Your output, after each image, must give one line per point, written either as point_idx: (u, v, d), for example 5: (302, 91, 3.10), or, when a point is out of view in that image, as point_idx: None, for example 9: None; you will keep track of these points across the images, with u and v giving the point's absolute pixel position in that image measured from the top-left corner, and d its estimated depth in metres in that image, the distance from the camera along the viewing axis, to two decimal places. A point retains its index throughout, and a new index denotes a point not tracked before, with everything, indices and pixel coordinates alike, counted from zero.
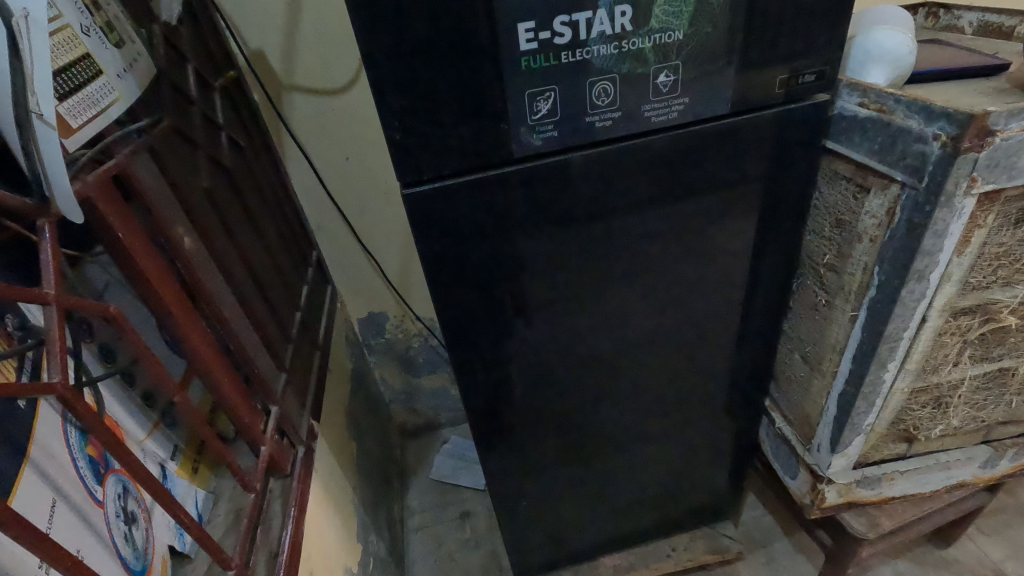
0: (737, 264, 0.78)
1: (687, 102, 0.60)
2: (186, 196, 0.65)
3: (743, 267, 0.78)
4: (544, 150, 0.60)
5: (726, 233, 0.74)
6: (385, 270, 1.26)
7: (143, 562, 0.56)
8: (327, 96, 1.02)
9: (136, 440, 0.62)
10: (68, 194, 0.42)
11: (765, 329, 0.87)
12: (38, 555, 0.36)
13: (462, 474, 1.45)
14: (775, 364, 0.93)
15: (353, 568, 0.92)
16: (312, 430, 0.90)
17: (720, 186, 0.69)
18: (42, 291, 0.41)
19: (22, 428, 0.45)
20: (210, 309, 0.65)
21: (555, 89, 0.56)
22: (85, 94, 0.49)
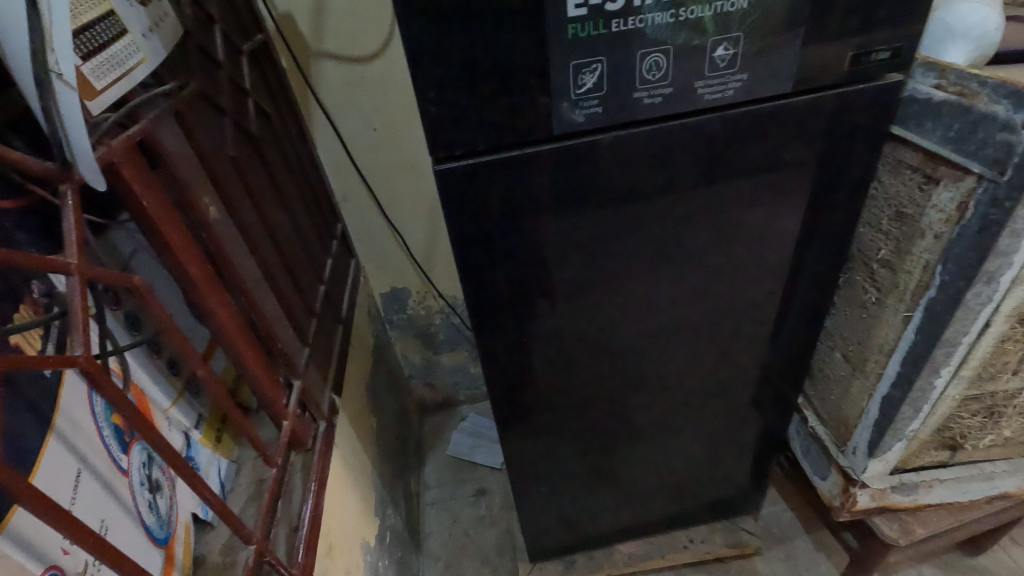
0: (780, 255, 0.74)
1: (746, 78, 0.55)
2: (213, 165, 0.63)
3: (786, 260, 0.74)
4: (586, 127, 0.57)
5: (771, 223, 0.70)
6: (409, 245, 1.24)
7: (166, 530, 0.56)
8: (356, 63, 0.98)
9: (161, 409, 0.62)
10: (90, 160, 0.40)
11: (804, 324, 0.83)
12: (69, 536, 0.35)
13: (479, 452, 1.45)
14: (810, 361, 0.90)
15: (370, 541, 0.94)
16: (333, 405, 0.89)
17: (772, 171, 0.64)
18: (65, 261, 0.39)
19: (47, 394, 0.45)
20: (235, 281, 0.64)
21: (602, 61, 0.52)
22: (110, 53, 0.47)
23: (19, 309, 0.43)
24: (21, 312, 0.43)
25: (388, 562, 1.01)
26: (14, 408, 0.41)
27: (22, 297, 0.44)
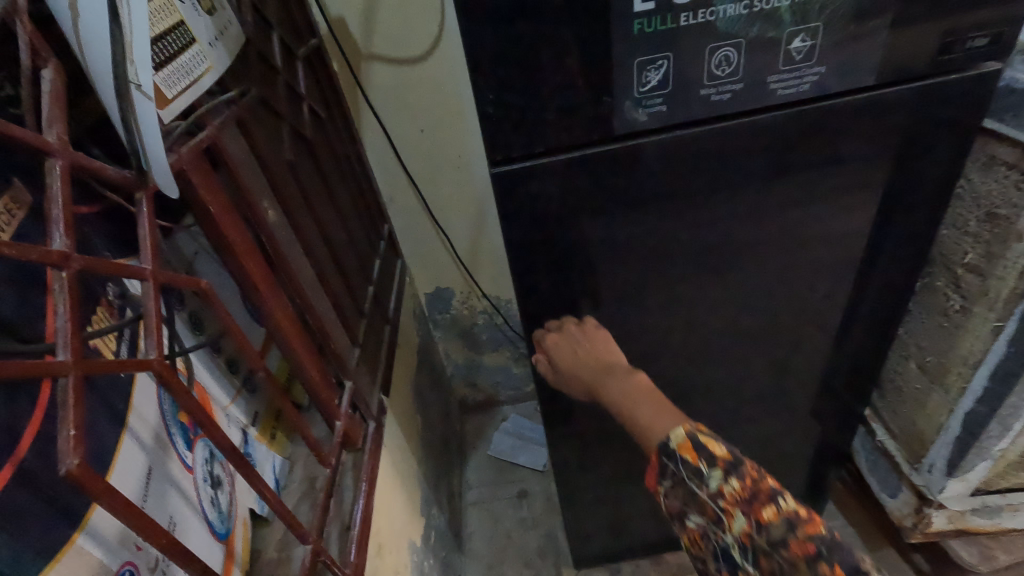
0: (849, 257, 0.70)
1: (823, 72, 0.52)
2: (271, 169, 0.64)
3: (855, 263, 0.70)
4: (648, 127, 0.55)
5: (841, 224, 0.66)
6: (454, 245, 1.24)
7: (227, 525, 0.58)
8: (405, 66, 0.99)
9: (221, 407, 0.64)
10: (164, 169, 0.41)
11: (873, 331, 0.78)
12: (151, 540, 0.36)
13: (520, 452, 1.45)
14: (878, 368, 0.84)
15: (416, 540, 0.94)
16: (381, 405, 0.90)
17: (846, 167, 0.61)
18: (141, 267, 0.40)
19: (120, 393, 0.46)
20: (292, 283, 0.65)
21: (669, 57, 0.50)
22: (179, 63, 0.47)
23: (97, 310, 0.45)
24: (99, 313, 0.45)
25: (433, 560, 1.02)
26: (92, 407, 0.43)
27: (98, 299, 0.46)
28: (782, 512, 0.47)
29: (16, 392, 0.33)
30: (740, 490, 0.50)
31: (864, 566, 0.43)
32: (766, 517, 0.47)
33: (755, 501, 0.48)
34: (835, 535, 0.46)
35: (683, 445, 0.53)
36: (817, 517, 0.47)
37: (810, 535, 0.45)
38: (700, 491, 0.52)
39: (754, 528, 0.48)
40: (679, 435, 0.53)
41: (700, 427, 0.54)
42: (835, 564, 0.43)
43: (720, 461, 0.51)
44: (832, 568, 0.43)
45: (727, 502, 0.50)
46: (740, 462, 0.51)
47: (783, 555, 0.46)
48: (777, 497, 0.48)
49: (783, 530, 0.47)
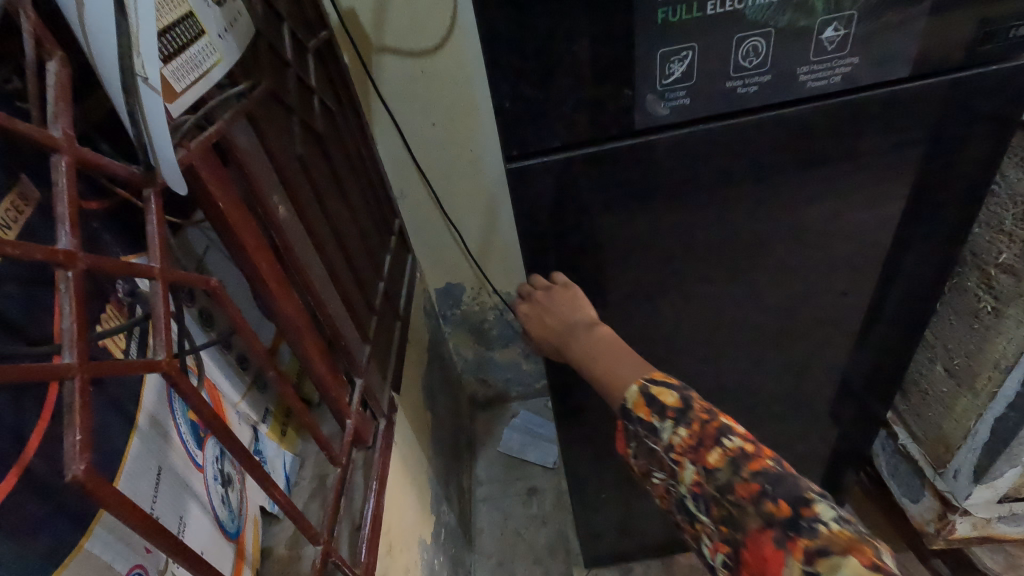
0: (874, 256, 0.67)
1: (855, 62, 0.51)
2: (282, 163, 0.63)
3: (880, 261, 0.68)
4: (670, 120, 0.53)
5: (867, 222, 0.64)
6: (465, 240, 1.23)
7: (237, 524, 0.57)
8: (416, 58, 0.97)
9: (232, 403, 0.63)
10: (171, 166, 0.40)
11: (896, 330, 0.76)
12: (159, 545, 0.36)
13: (530, 449, 1.44)
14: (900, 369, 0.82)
15: (427, 538, 0.94)
16: (391, 401, 0.89)
17: (873, 163, 0.59)
18: (149, 266, 0.40)
19: (130, 393, 0.46)
20: (302, 280, 0.64)
21: (694, 48, 0.48)
22: (188, 56, 0.46)
23: (106, 309, 0.44)
24: (108, 312, 0.44)
25: (442, 558, 1.01)
26: (101, 407, 0.42)
27: (107, 297, 0.45)
28: (728, 455, 0.46)
29: (21, 395, 0.32)
30: (687, 438, 0.48)
31: (809, 496, 0.42)
32: (713, 462, 0.46)
33: (701, 447, 0.47)
34: (782, 468, 0.45)
35: (637, 404, 0.51)
36: (767, 451, 0.46)
37: (756, 474, 0.44)
38: (656, 445, 0.51)
39: (705, 475, 0.47)
40: (634, 393, 0.52)
41: (651, 377, 0.52)
42: (780, 500, 0.43)
43: (670, 411, 0.50)
44: (777, 506, 0.43)
45: (678, 452, 0.49)
46: (689, 406, 0.49)
47: (731, 498, 0.45)
48: (723, 439, 0.47)
49: (730, 474, 0.46)
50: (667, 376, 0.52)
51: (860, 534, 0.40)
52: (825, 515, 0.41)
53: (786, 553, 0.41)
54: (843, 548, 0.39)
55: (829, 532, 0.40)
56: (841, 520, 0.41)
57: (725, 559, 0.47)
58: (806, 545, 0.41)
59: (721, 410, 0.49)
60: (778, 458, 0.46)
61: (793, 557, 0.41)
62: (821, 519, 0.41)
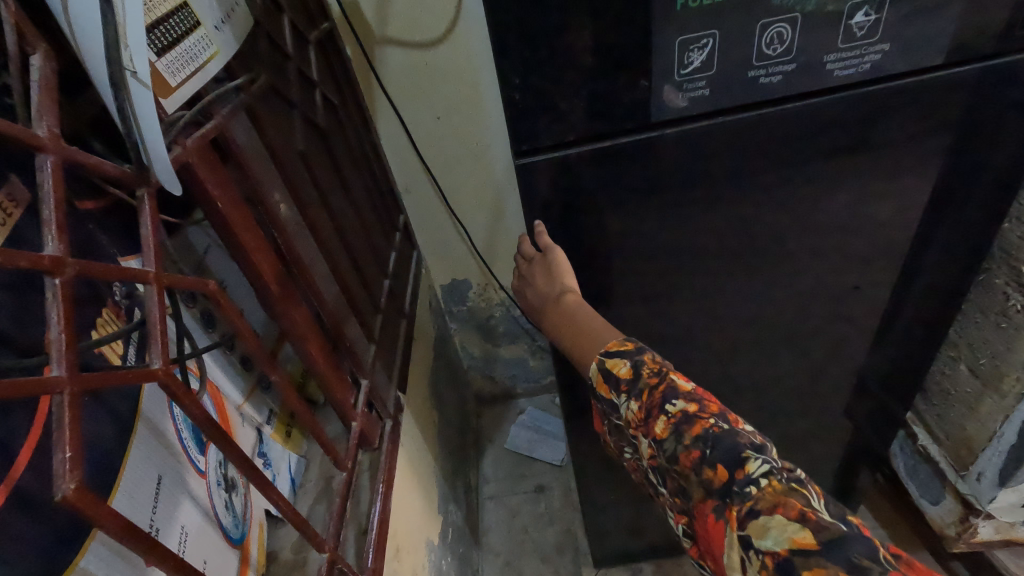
0: (895, 251, 0.65)
1: (886, 49, 0.49)
2: (284, 160, 0.61)
3: (901, 258, 0.66)
4: (690, 112, 0.52)
5: (887, 217, 0.62)
6: (471, 236, 1.21)
7: (241, 530, 0.56)
8: (420, 50, 0.94)
9: (236, 406, 0.62)
10: (165, 164, 0.38)
11: (915, 328, 0.74)
12: (157, 563, 0.34)
13: (538, 447, 1.43)
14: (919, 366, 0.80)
15: (434, 539, 0.93)
16: (398, 402, 0.88)
17: (897, 154, 0.57)
18: (143, 270, 0.38)
19: (128, 400, 0.44)
20: (306, 281, 0.62)
21: (715, 35, 0.47)
22: (183, 49, 0.44)
23: (102, 313, 0.43)
24: (104, 316, 0.43)
25: (450, 559, 1.00)
26: (98, 416, 0.41)
27: (104, 300, 0.43)
28: (670, 422, 0.46)
29: (9, 408, 0.31)
30: (638, 411, 0.49)
31: (742, 454, 0.41)
32: (659, 432, 0.46)
33: (649, 418, 0.48)
34: (723, 427, 0.43)
35: (597, 381, 0.53)
36: (710, 410, 0.45)
37: (697, 439, 0.44)
38: (620, 419, 0.52)
39: (656, 446, 0.47)
40: (593, 371, 0.53)
41: (607, 350, 0.53)
42: (717, 464, 0.42)
43: (623, 383, 0.50)
44: (714, 471, 0.42)
45: (634, 426, 0.50)
46: (639, 375, 0.50)
47: (678, 466, 0.45)
48: (667, 406, 0.46)
49: (674, 443, 0.45)
50: (620, 346, 0.52)
51: (791, 487, 0.38)
52: (756, 474, 0.40)
53: (724, 521, 0.41)
54: (770, 506, 0.38)
55: (758, 492, 0.39)
56: (773, 474, 0.39)
57: (686, 528, 0.47)
58: (738, 509, 0.40)
59: (671, 372, 0.48)
60: (723, 415, 0.44)
61: (729, 524, 0.40)
62: (752, 478, 0.40)
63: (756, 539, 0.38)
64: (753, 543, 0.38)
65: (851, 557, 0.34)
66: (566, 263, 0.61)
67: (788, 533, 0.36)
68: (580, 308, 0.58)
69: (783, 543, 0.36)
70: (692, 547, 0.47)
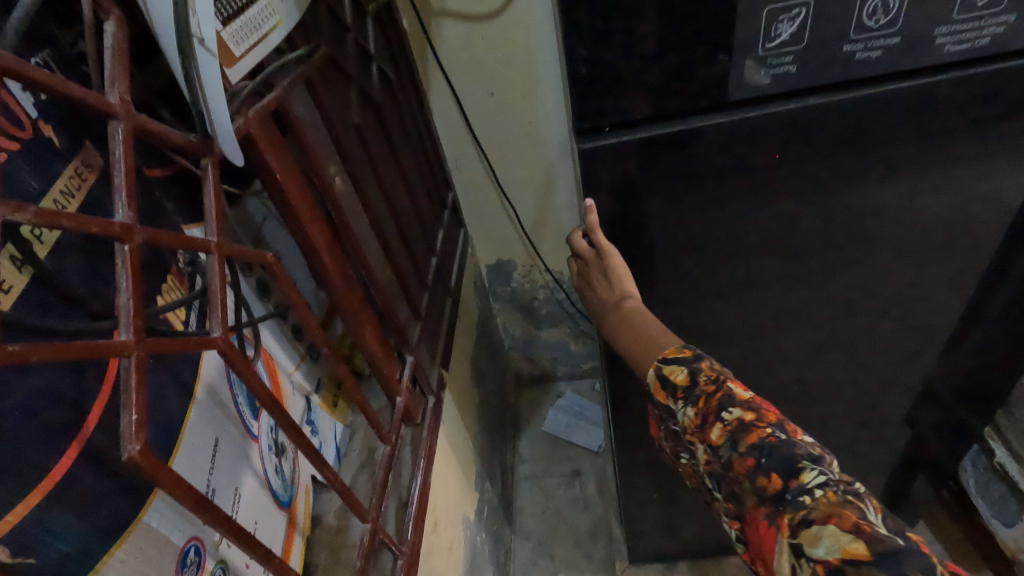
0: (982, 245, 0.60)
1: (1012, 20, 0.45)
2: (340, 133, 0.61)
3: (988, 255, 0.61)
4: (770, 91, 0.49)
5: (977, 211, 0.57)
6: (519, 216, 1.19)
7: (289, 493, 0.57)
8: (478, 22, 0.92)
9: (287, 373, 0.63)
10: (229, 135, 0.39)
11: (997, 331, 0.69)
12: (215, 526, 0.35)
13: (576, 431, 1.42)
14: (995, 371, 0.75)
15: (470, 515, 0.94)
16: (440, 379, 0.88)
17: (996, 140, 0.52)
18: (206, 239, 0.38)
19: (189, 364, 0.46)
20: (358, 255, 0.62)
21: (808, 5, 0.44)
22: (248, 17, 0.44)
23: (167, 279, 0.44)
24: (169, 282, 0.44)
25: (484, 536, 1.01)
26: (160, 379, 0.42)
27: (169, 266, 0.45)
28: (727, 430, 0.43)
29: (82, 366, 0.32)
30: (695, 418, 0.46)
31: (798, 463, 0.39)
32: (715, 439, 0.44)
33: (704, 425, 0.45)
34: (780, 437, 0.41)
35: (654, 387, 0.50)
36: (768, 419, 0.42)
37: (752, 447, 0.42)
38: (677, 425, 0.50)
39: (711, 453, 0.45)
40: (651, 376, 0.51)
41: (664, 357, 0.50)
42: (772, 473, 0.40)
43: (680, 390, 0.48)
44: (768, 479, 0.40)
45: (689, 433, 0.47)
46: (695, 382, 0.47)
47: (732, 473, 0.43)
48: (724, 413, 0.44)
49: (729, 449, 0.43)
50: (678, 352, 0.50)
51: (847, 498, 0.36)
52: (810, 484, 0.38)
53: (775, 528, 0.39)
54: (824, 515, 0.36)
55: (811, 501, 0.37)
56: (829, 485, 0.37)
57: (740, 534, 0.44)
58: (791, 517, 0.38)
59: (728, 379, 0.46)
60: (781, 425, 0.42)
61: (780, 532, 0.38)
62: (806, 488, 0.38)
63: (806, 547, 0.36)
64: (804, 552, 0.36)
65: (905, 570, 0.32)
66: (623, 267, 0.58)
67: (841, 543, 0.34)
68: (637, 311, 0.56)
69: (834, 552, 0.34)
70: (746, 554, 0.45)
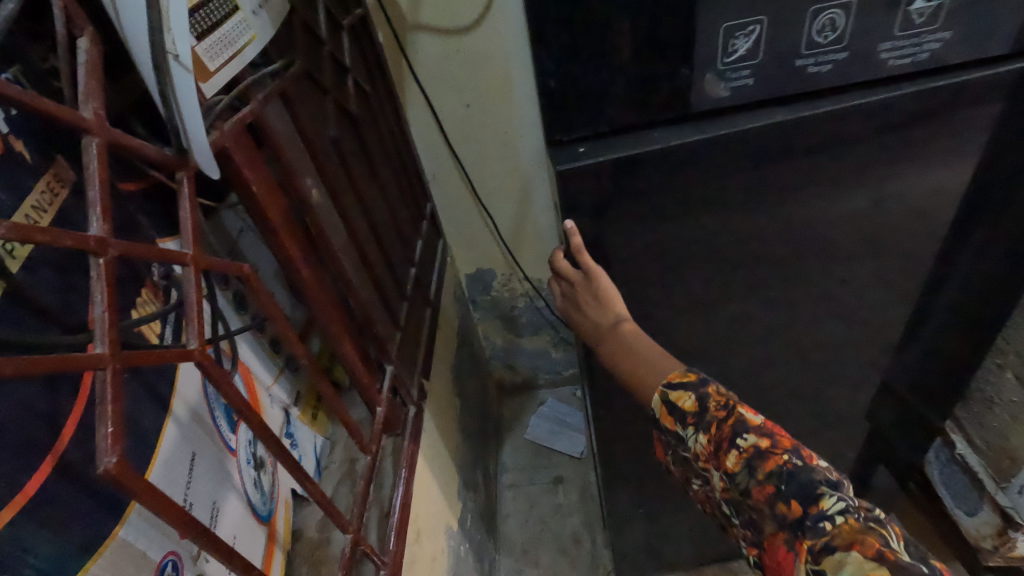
0: (936, 246, 0.64)
1: (947, 37, 0.49)
2: (317, 145, 0.62)
3: (940, 256, 0.65)
4: (730, 103, 0.51)
5: (928, 215, 0.61)
6: (498, 226, 1.20)
7: (269, 507, 0.57)
8: (453, 36, 0.93)
9: (265, 386, 0.63)
10: (204, 149, 0.39)
11: (950, 327, 0.73)
12: (192, 538, 0.35)
13: (559, 438, 1.43)
14: (949, 364, 0.79)
15: (453, 525, 0.94)
16: (421, 389, 0.89)
17: (941, 147, 0.55)
18: (181, 252, 0.38)
19: (165, 378, 0.45)
20: (336, 267, 0.62)
21: (761, 22, 0.47)
22: (222, 33, 0.44)
23: (141, 292, 0.44)
24: (143, 296, 0.44)
25: (467, 546, 1.01)
26: (135, 393, 0.42)
27: (143, 280, 0.44)
28: (742, 457, 0.45)
29: (56, 379, 0.32)
30: (708, 444, 0.48)
31: (817, 490, 0.40)
32: (731, 466, 0.46)
33: (718, 452, 0.47)
34: (797, 464, 0.42)
35: (662, 413, 0.52)
36: (783, 445, 0.44)
37: (770, 474, 0.43)
38: (687, 451, 0.51)
39: (727, 479, 0.46)
40: (658, 403, 0.52)
41: (669, 382, 0.52)
42: (791, 500, 0.41)
43: (690, 416, 0.50)
44: (788, 506, 0.41)
45: (703, 459, 0.49)
46: (705, 408, 0.49)
47: (751, 500, 0.44)
48: (738, 439, 0.45)
49: (747, 476, 0.45)
50: (684, 378, 0.51)
51: (868, 525, 0.38)
52: (830, 510, 0.39)
53: (795, 553, 0.40)
54: (846, 543, 0.37)
55: (833, 528, 0.38)
56: (849, 512, 0.38)
57: (757, 559, 0.46)
58: (811, 544, 0.39)
59: (738, 405, 0.47)
60: (796, 450, 0.43)
61: (800, 557, 0.40)
62: (827, 514, 0.39)
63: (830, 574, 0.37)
64: None
65: None
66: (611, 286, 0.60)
67: (864, 570, 0.36)
68: (622, 325, 0.58)
69: None
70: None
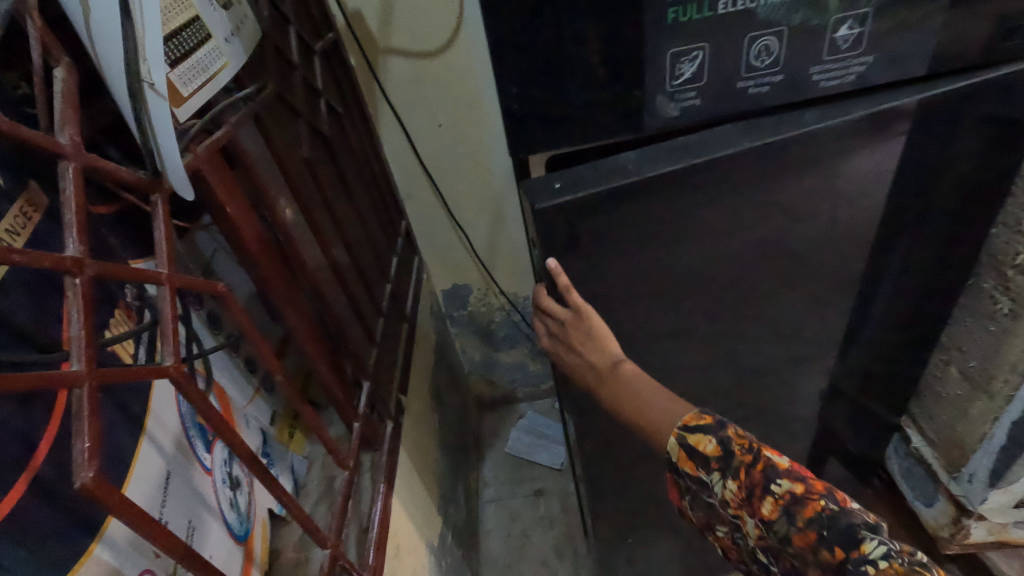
0: (879, 250, 0.68)
1: (870, 61, 0.54)
2: (290, 166, 0.63)
3: (883, 259, 0.70)
4: (681, 121, 0.55)
5: (870, 222, 0.65)
6: (472, 241, 1.23)
7: (245, 527, 0.57)
8: (423, 59, 0.96)
9: (241, 406, 0.63)
10: (179, 171, 0.40)
11: (892, 325, 0.79)
12: (166, 550, 0.35)
13: (539, 450, 1.44)
14: (896, 361, 0.84)
15: (434, 542, 0.94)
16: (399, 404, 0.89)
17: (877, 160, 0.59)
18: (156, 271, 0.39)
19: (138, 398, 0.46)
20: (310, 284, 0.63)
21: (704, 48, 0.50)
22: (195, 60, 0.46)
23: (115, 314, 0.44)
24: (117, 317, 0.44)
25: (450, 561, 1.01)
26: (108, 413, 0.42)
27: (116, 301, 0.45)
28: (779, 503, 0.48)
29: (31, 398, 0.33)
30: (738, 492, 0.51)
31: (859, 534, 0.44)
32: (767, 513, 0.48)
33: (753, 499, 0.49)
34: (834, 508, 0.46)
35: (681, 459, 0.54)
36: (817, 489, 0.47)
37: (810, 521, 0.46)
38: (713, 498, 0.53)
39: (763, 526, 0.49)
40: (676, 448, 0.54)
41: (685, 425, 0.54)
42: (834, 546, 0.45)
43: (713, 461, 0.52)
44: (833, 551, 0.45)
45: (734, 505, 0.51)
46: (730, 453, 0.51)
47: (792, 547, 0.47)
48: (772, 486, 0.48)
49: (786, 523, 0.47)
50: (700, 421, 0.53)
51: (913, 568, 0.41)
52: (873, 555, 0.42)
53: None
54: None
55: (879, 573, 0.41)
56: (893, 557, 0.42)
57: None
58: None
59: (763, 448, 0.50)
60: (830, 493, 0.47)
61: None
62: (869, 558, 0.42)
63: None
64: None
65: None
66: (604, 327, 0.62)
67: None
68: (603, 349, 0.60)
69: None
70: None
